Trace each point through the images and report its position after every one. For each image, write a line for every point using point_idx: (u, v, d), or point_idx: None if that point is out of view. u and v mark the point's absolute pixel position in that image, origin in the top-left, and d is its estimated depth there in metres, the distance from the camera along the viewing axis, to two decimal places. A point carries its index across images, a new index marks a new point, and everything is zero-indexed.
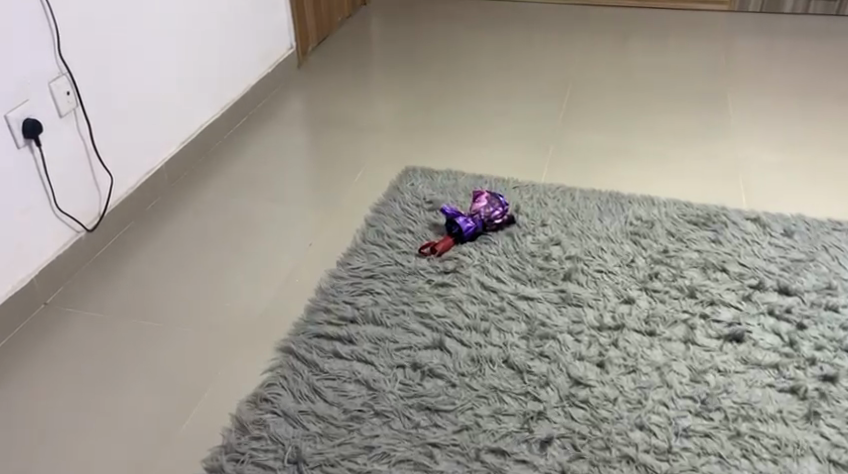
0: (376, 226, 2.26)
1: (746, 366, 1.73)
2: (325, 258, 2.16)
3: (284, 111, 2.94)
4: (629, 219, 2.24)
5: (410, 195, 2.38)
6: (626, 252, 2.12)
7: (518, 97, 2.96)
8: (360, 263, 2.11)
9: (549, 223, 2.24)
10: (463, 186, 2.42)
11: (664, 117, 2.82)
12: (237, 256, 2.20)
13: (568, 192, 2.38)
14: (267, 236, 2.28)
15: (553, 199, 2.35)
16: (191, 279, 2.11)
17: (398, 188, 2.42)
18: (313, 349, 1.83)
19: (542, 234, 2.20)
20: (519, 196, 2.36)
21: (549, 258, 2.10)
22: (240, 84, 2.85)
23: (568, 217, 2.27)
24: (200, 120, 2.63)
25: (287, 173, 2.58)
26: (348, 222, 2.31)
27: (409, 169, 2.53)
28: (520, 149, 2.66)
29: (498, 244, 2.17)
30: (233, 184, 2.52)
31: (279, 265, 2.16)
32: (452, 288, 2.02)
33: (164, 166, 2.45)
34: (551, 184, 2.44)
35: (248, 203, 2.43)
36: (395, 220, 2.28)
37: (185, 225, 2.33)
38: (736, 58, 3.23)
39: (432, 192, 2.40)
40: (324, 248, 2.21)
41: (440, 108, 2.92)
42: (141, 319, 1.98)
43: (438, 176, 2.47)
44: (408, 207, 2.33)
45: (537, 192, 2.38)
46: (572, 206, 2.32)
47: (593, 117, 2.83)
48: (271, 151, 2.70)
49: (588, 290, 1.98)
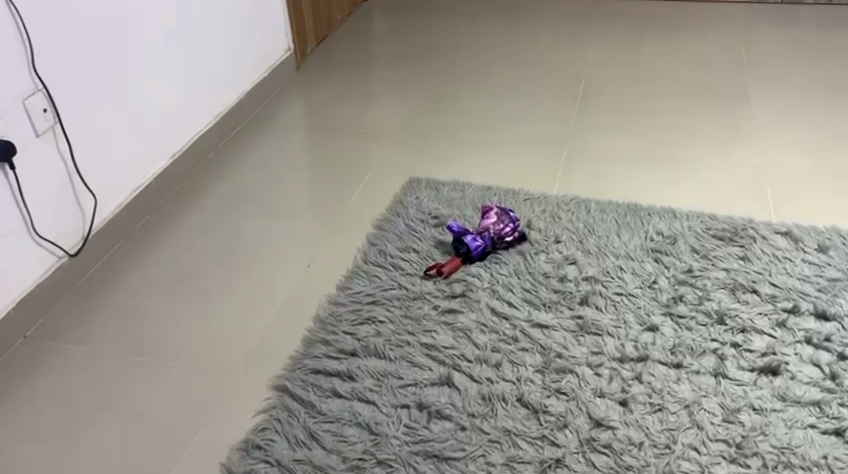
0: (379, 245, 2.11)
1: (784, 404, 1.58)
2: (324, 280, 2.02)
3: (281, 118, 2.79)
4: (649, 234, 2.09)
5: (415, 210, 2.23)
6: (647, 272, 1.96)
7: (528, 97, 2.79)
8: (362, 287, 1.96)
9: (563, 240, 2.09)
10: (470, 199, 2.27)
11: (684, 117, 2.66)
12: (230, 279, 2.05)
13: (583, 204, 2.23)
14: (262, 256, 2.13)
15: (567, 213, 2.19)
16: (181, 306, 1.97)
17: (401, 201, 2.27)
18: (310, 387, 1.69)
19: (556, 252, 2.05)
20: (531, 209, 2.21)
21: (564, 280, 1.95)
22: (234, 90, 2.70)
23: (584, 232, 2.11)
24: (193, 131, 2.49)
25: (285, 186, 2.43)
26: (349, 239, 2.16)
27: (414, 179, 2.37)
28: (531, 153, 2.50)
29: (508, 263, 2.01)
30: (227, 199, 2.37)
31: (276, 288, 2.01)
32: (460, 314, 1.87)
33: (154, 182, 2.31)
34: (565, 195, 2.28)
35: (242, 219, 2.28)
36: (400, 238, 2.13)
37: (176, 245, 2.18)
38: (758, 51, 3.05)
39: (438, 206, 2.24)
40: (323, 269, 2.06)
41: (446, 109, 2.75)
42: (127, 352, 1.84)
43: (445, 187, 2.32)
44: (413, 223, 2.19)
45: (549, 205, 2.22)
46: (588, 219, 2.16)
47: (608, 118, 2.67)
48: (268, 162, 2.55)
49: (608, 316, 1.83)
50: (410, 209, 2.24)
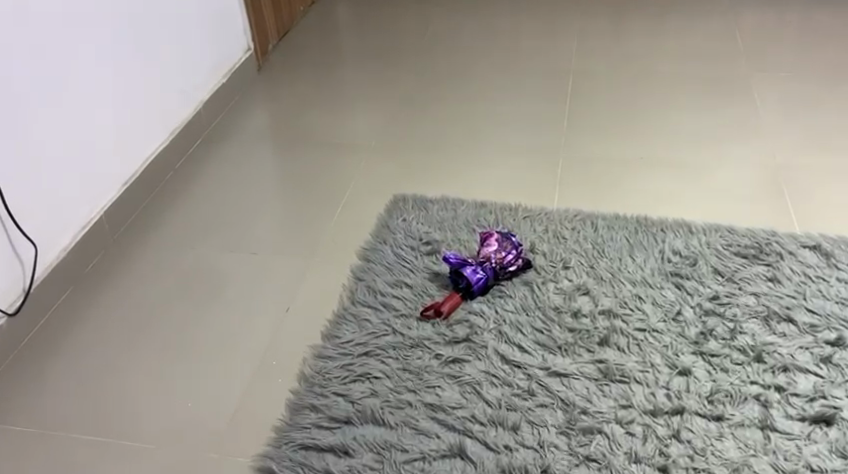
0: (367, 281, 1.87)
1: (845, 463, 1.40)
2: (307, 328, 1.78)
3: (245, 127, 2.52)
4: (665, 255, 1.87)
5: (403, 236, 2.00)
6: (669, 301, 1.75)
7: (514, 99, 2.56)
8: (351, 335, 1.73)
9: (571, 265, 1.87)
10: (463, 219, 2.03)
11: (685, 115, 2.45)
12: (200, 329, 1.81)
13: (587, 219, 2.01)
14: (234, 299, 1.88)
15: (572, 231, 1.97)
16: (144, 367, 1.72)
17: (386, 225, 2.03)
18: (301, 468, 1.47)
19: (565, 281, 1.83)
20: (530, 229, 1.98)
21: (578, 315, 1.74)
22: (192, 100, 2.43)
23: (593, 254, 1.90)
24: (148, 151, 2.22)
25: (254, 210, 2.17)
26: (332, 275, 1.92)
27: (399, 198, 2.13)
28: (524, 163, 2.27)
29: (514, 297, 1.79)
30: (191, 230, 2.11)
31: (253, 340, 1.77)
32: (465, 364, 1.65)
33: (106, 214, 2.05)
34: (567, 209, 2.06)
35: (209, 254, 2.02)
36: (389, 271, 1.90)
37: (136, 288, 1.93)
38: (754, 37, 2.85)
39: (429, 229, 2.01)
40: (305, 314, 1.82)
41: (426, 115, 2.51)
42: (85, 429, 1.60)
43: (433, 207, 2.08)
44: (402, 251, 1.95)
45: (553, 223, 2.00)
46: (596, 238, 1.94)
47: (604, 120, 2.45)
48: (233, 182, 2.28)
49: (633, 359, 1.63)
50: (397, 235, 2.00)
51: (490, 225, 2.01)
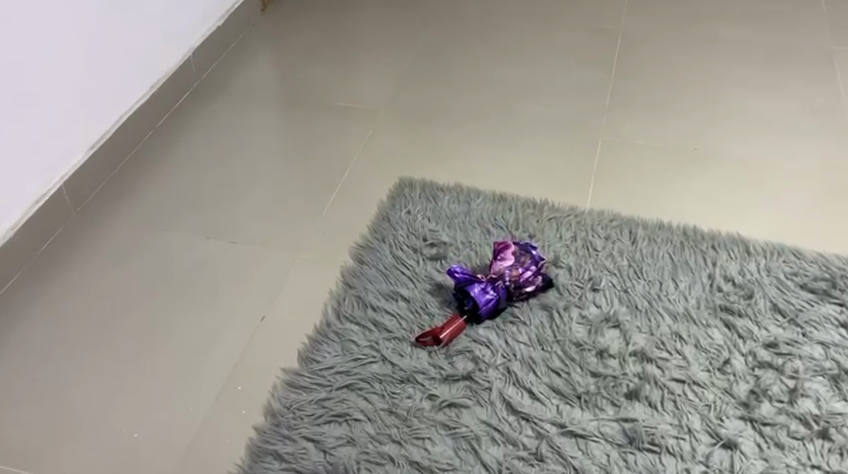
0: (357, 290, 1.59)
1: None
2: (283, 346, 1.50)
3: (240, 80, 2.20)
4: (715, 282, 1.56)
5: (404, 232, 1.70)
6: (715, 344, 1.46)
7: (551, 66, 2.21)
8: (332, 362, 1.46)
9: (601, 287, 1.57)
10: (477, 216, 1.73)
11: (750, 94, 2.09)
12: (158, 338, 1.53)
13: (625, 226, 1.69)
14: (202, 300, 1.60)
15: (605, 242, 1.66)
16: (88, 384, 1.46)
17: (387, 219, 1.73)
18: None
19: (592, 308, 1.53)
20: (555, 236, 1.68)
21: (604, 355, 1.45)
22: (181, 48, 2.11)
23: (628, 274, 1.59)
24: (121, 110, 1.92)
25: (239, 186, 1.87)
26: (320, 279, 1.63)
27: (405, 182, 1.83)
28: (556, 145, 1.94)
29: (528, 326, 1.50)
30: (165, 208, 1.82)
31: (217, 357, 1.49)
32: (463, 411, 1.37)
33: (67, 183, 1.77)
34: (602, 210, 1.74)
35: (180, 240, 1.74)
36: (384, 278, 1.61)
37: (91, 279, 1.65)
38: (835, 3, 2.45)
39: (435, 225, 1.71)
40: (282, 326, 1.54)
41: (446, 79, 2.17)
42: (12, 455, 1.35)
43: (444, 197, 1.78)
44: (401, 253, 1.65)
45: (583, 230, 1.69)
46: (633, 254, 1.63)
47: (654, 95, 2.09)
48: (219, 148, 1.98)
49: (667, 420, 1.34)
50: (398, 231, 1.70)
51: (508, 226, 1.71)
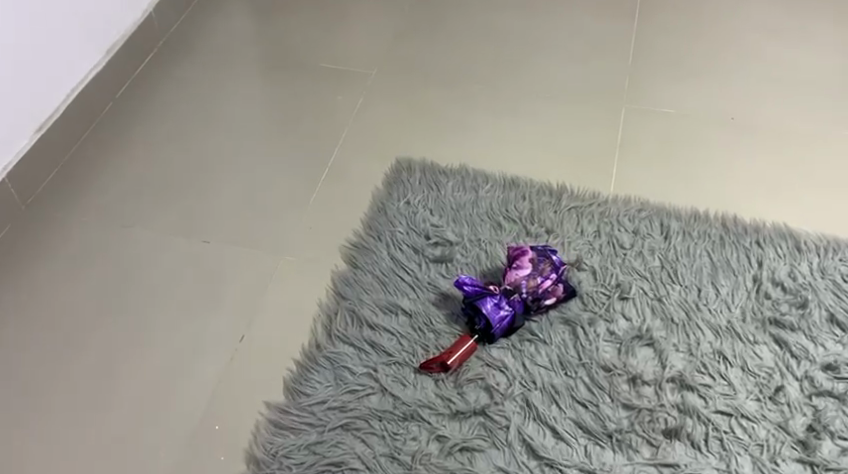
0: (351, 302, 1.38)
1: None
2: (267, 376, 1.30)
3: (209, 36, 1.93)
4: (763, 287, 1.36)
5: (403, 229, 1.48)
6: (765, 366, 1.27)
7: (564, 12, 1.94)
8: (324, 396, 1.26)
9: (631, 294, 1.36)
10: (486, 208, 1.51)
11: (796, 43, 1.82)
12: (123, 366, 1.33)
13: (656, 218, 1.47)
14: (173, 317, 1.39)
15: (634, 238, 1.45)
16: (43, 425, 1.26)
17: (383, 212, 1.51)
18: None
19: (622, 322, 1.33)
20: (576, 232, 1.46)
21: (637, 382, 1.26)
22: (140, 4, 1.83)
23: (661, 277, 1.39)
24: (73, 84, 1.66)
25: (214, 170, 1.63)
26: (308, 287, 1.41)
27: (403, 164, 1.60)
28: (576, 111, 1.69)
29: (549, 345, 1.31)
30: (128, 199, 1.58)
31: (192, 391, 1.29)
32: (477, 455, 1.19)
33: (10, 176, 1.53)
34: (629, 196, 1.52)
35: (147, 239, 1.51)
36: (382, 287, 1.40)
37: (44, 289, 1.44)
38: None
39: (438, 219, 1.49)
40: (267, 350, 1.33)
41: (445, 30, 1.90)
42: None
43: (447, 183, 1.55)
44: (399, 254, 1.44)
45: (609, 223, 1.47)
46: (666, 252, 1.42)
47: (686, 46, 1.83)
48: (189, 122, 1.72)
49: (712, 464, 1.17)
50: (396, 227, 1.48)
51: (522, 218, 1.49)
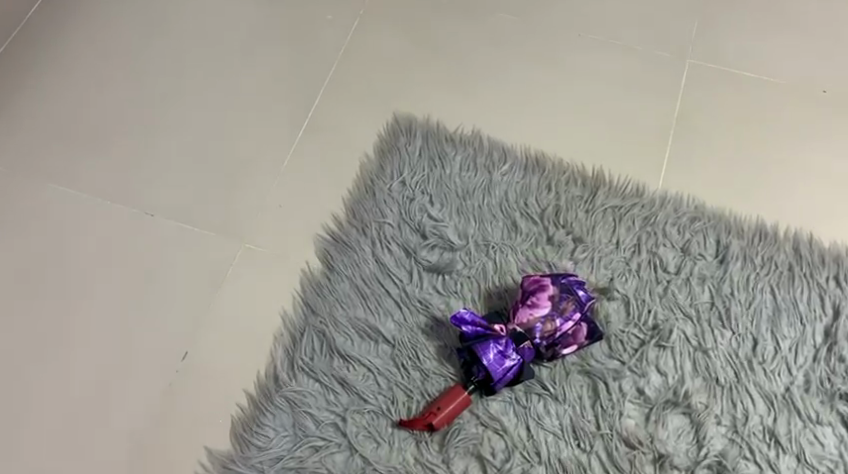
0: (322, 320, 1.10)
1: None
2: (211, 415, 1.05)
3: None
4: (837, 347, 1.09)
5: (394, 220, 1.17)
6: (826, 457, 1.03)
7: None
8: (278, 451, 1.02)
9: (670, 342, 1.10)
10: (501, 198, 1.19)
11: None
12: (36, 386, 1.06)
13: (712, 232, 1.18)
14: (101, 319, 1.11)
15: (681, 259, 1.15)
16: None
17: (372, 193, 1.20)
18: None
19: (654, 379, 1.07)
20: (610, 244, 1.16)
21: (665, 466, 1.02)
22: None
23: (710, 319, 1.11)
24: None
25: (167, 107, 1.28)
26: (269, 294, 1.13)
27: (402, 125, 1.27)
28: (625, 64, 1.34)
29: (561, 403, 1.06)
30: (53, 137, 1.23)
31: (119, 427, 1.04)
32: None
33: None
34: (681, 195, 1.21)
35: (74, 200, 1.19)
36: (361, 303, 1.11)
37: None
38: None
39: (439, 211, 1.18)
40: (213, 377, 1.08)
41: None
42: None
43: (454, 158, 1.23)
44: (386, 256, 1.14)
45: (652, 236, 1.17)
46: (719, 285, 1.14)
47: None
48: (138, 34, 1.35)
49: None
50: (385, 217, 1.17)
51: (544, 218, 1.18)
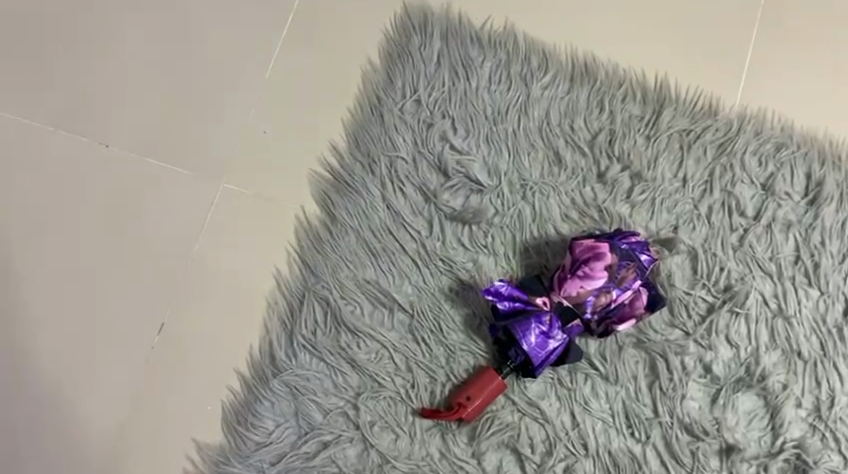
0: (324, 285, 0.90)
1: None
2: (198, 402, 0.88)
3: None
4: None
5: (409, 153, 0.95)
6: None
7: None
8: (279, 448, 0.86)
9: (745, 307, 0.91)
10: (541, 120, 0.96)
11: None
12: None
13: (801, 164, 0.96)
14: (53, 282, 0.90)
15: (762, 200, 0.95)
16: None
17: (382, 115, 0.96)
18: None
19: (724, 353, 0.90)
20: (675, 180, 0.95)
21: (733, 459, 0.87)
22: None
23: (794, 277, 0.93)
24: None
25: None
26: (258, 249, 0.92)
27: (415, 19, 1.00)
28: None
29: (612, 385, 0.89)
30: None
31: (88, 419, 0.87)
32: None
33: None
34: (764, 113, 0.98)
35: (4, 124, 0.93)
36: (371, 262, 0.91)
37: None
38: None
39: (463, 140, 0.95)
40: (197, 355, 0.89)
41: None
42: None
43: (482, 66, 0.98)
44: (399, 202, 0.93)
45: (728, 168, 0.95)
46: (807, 234, 0.94)
47: None
48: None
49: None
50: (397, 149, 0.95)
51: (595, 148, 0.95)
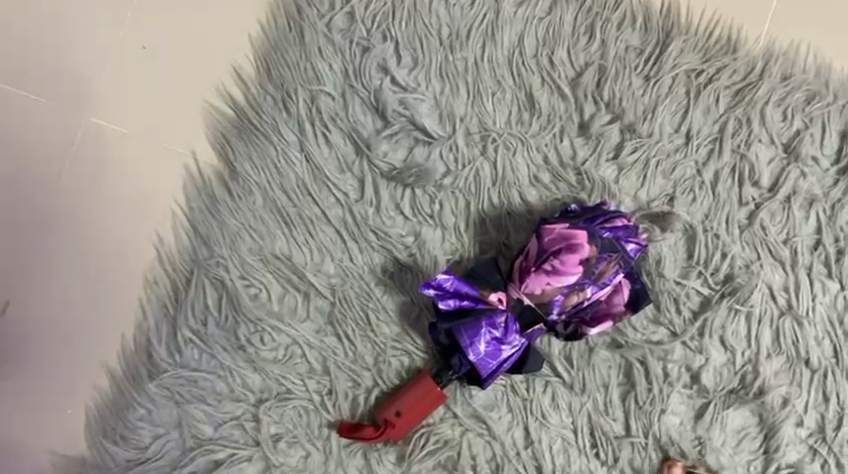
0: (220, 259, 0.70)
1: None
2: (56, 404, 0.68)
3: None
4: None
5: (337, 87, 0.73)
6: None
7: None
8: (156, 469, 0.67)
9: (748, 304, 0.73)
10: (510, 49, 0.74)
11: None
12: None
13: (837, 119, 0.75)
14: None
15: (783, 165, 0.75)
16: None
17: (304, 33, 0.73)
18: None
19: (715, 359, 0.73)
20: (676, 136, 0.74)
21: None
22: None
23: (811, 266, 0.74)
24: None
25: None
26: (136, 209, 0.71)
27: None
28: None
29: (577, 396, 0.72)
30: None
31: None
32: None
33: None
34: (795, 50, 0.76)
35: None
36: (282, 233, 0.71)
37: None
38: None
39: (409, 72, 0.73)
40: (56, 343, 0.68)
41: None
42: None
43: None
44: (321, 153, 0.72)
45: (744, 122, 0.75)
46: (834, 212, 0.74)
47: None
48: None
49: None
50: (320, 81, 0.73)
51: (579, 91, 0.74)
